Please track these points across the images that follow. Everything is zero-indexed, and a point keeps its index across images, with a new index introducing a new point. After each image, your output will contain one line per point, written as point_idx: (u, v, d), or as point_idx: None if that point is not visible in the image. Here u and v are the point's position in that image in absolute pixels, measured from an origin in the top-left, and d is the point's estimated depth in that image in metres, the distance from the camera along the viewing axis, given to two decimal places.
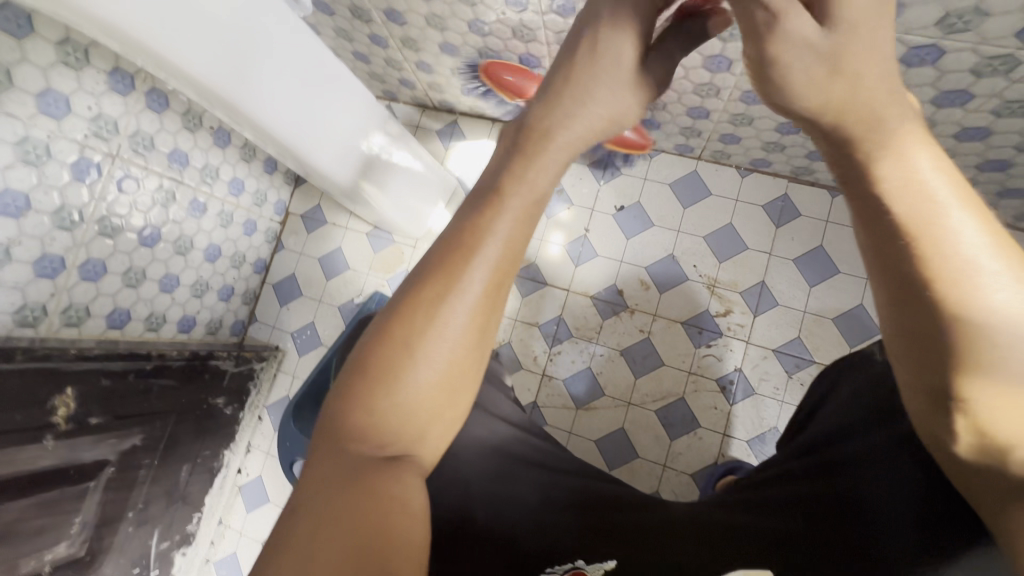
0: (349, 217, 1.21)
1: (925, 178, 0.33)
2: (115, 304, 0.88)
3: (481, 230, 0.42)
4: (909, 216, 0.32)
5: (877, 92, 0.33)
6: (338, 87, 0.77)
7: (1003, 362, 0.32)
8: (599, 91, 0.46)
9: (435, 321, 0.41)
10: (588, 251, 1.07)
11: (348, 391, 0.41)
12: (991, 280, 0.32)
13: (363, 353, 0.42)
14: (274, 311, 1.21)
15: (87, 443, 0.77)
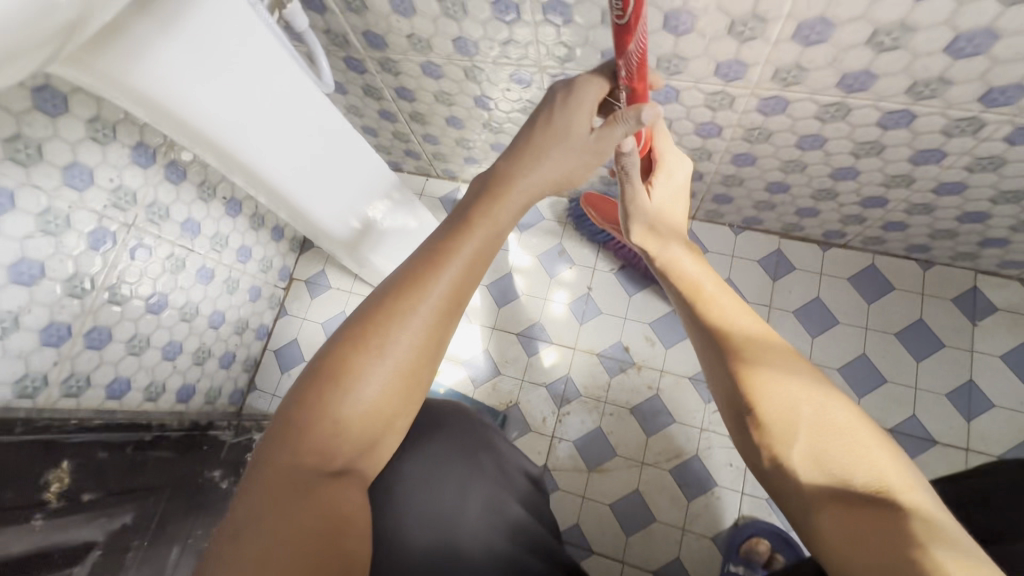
0: (354, 281, 1.23)
1: (682, 260, 0.68)
2: (116, 372, 0.87)
3: (447, 257, 0.50)
4: (676, 275, 0.66)
5: (670, 206, 0.72)
6: (354, 153, 0.80)
7: (759, 374, 0.52)
8: (557, 146, 0.57)
9: (395, 328, 0.47)
10: (592, 308, 1.08)
11: (303, 394, 0.46)
12: (727, 301, 0.61)
13: (324, 354, 0.47)
14: (275, 378, 1.18)
15: (78, 521, 0.70)
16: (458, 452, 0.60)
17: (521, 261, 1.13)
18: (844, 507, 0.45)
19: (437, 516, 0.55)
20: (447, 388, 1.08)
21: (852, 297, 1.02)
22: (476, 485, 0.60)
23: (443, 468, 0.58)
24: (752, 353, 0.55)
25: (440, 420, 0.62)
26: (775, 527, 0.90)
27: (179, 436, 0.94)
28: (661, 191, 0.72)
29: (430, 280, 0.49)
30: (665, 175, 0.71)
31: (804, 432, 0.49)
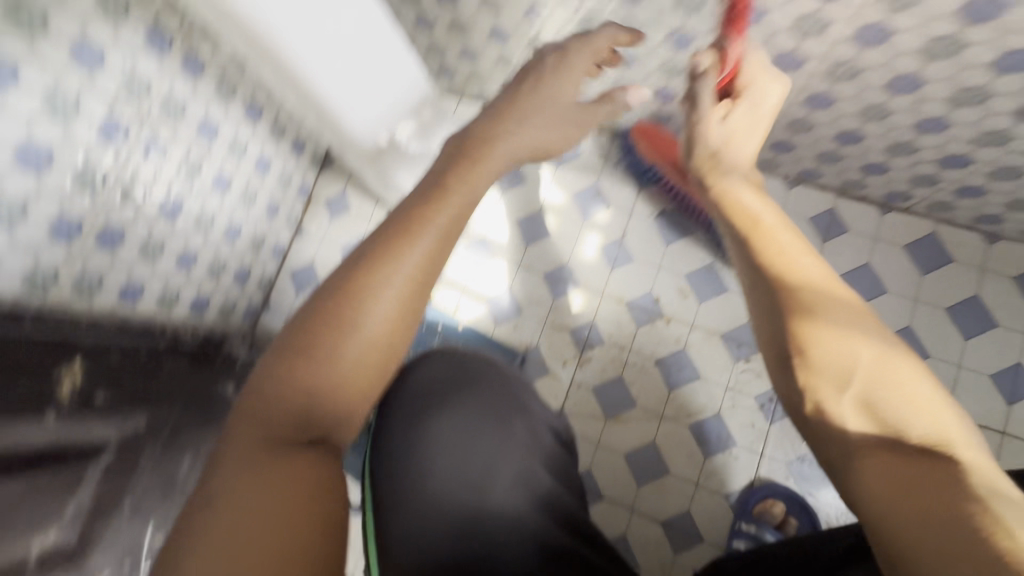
0: (375, 207, 1.17)
1: (744, 197, 0.65)
2: (129, 276, 0.83)
3: (422, 221, 0.49)
4: (737, 213, 0.64)
5: (741, 137, 0.67)
6: (393, 57, 0.72)
7: (817, 324, 0.55)
8: (537, 116, 0.58)
9: (369, 295, 0.45)
10: (625, 255, 1.03)
11: (266, 370, 0.44)
12: (790, 245, 0.61)
13: (294, 328, 0.45)
14: (289, 299, 1.15)
15: (92, 421, 0.72)
16: (476, 409, 0.57)
17: (554, 198, 1.06)
18: (883, 450, 0.49)
19: (448, 474, 0.53)
20: (467, 324, 1.04)
21: (906, 266, 0.95)
22: (496, 444, 0.56)
23: (455, 426, 0.56)
24: (813, 304, 0.56)
25: (456, 376, 0.59)
26: (791, 491, 0.89)
27: (192, 347, 0.95)
28: (741, 118, 0.66)
29: (404, 248, 0.47)
30: (749, 104, 0.65)
31: (859, 383, 0.53)
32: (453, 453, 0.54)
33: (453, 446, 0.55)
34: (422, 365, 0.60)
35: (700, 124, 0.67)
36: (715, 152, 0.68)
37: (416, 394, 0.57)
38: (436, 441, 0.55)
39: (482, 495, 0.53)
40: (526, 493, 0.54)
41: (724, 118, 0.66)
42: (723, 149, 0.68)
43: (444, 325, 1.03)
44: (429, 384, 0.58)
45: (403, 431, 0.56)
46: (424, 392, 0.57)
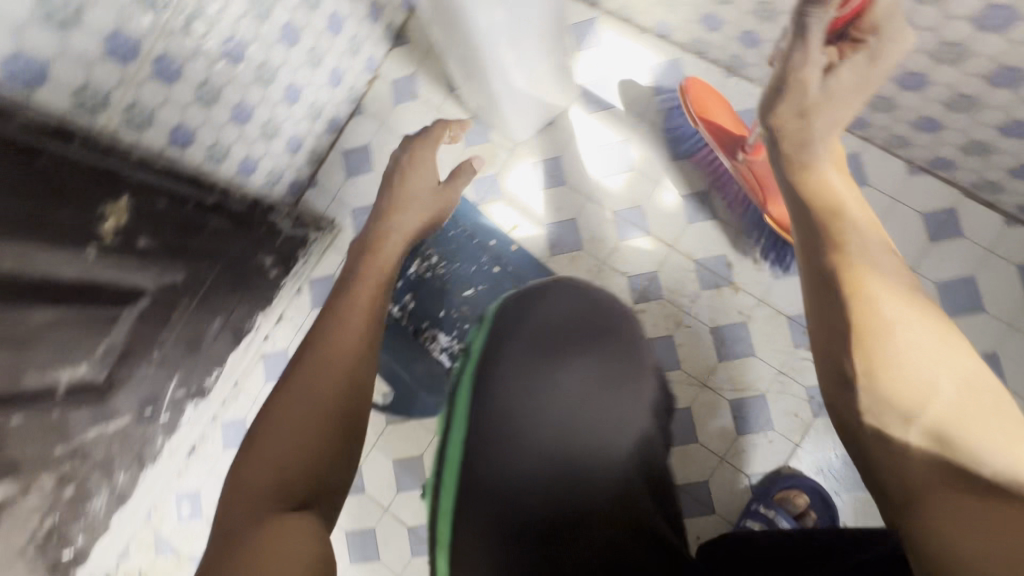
0: (445, 98, 1.05)
1: (823, 178, 0.60)
2: (182, 117, 0.74)
3: (346, 305, 0.67)
4: (815, 192, 0.60)
5: (841, 103, 0.58)
6: None
7: (883, 323, 0.52)
8: (411, 204, 0.80)
9: (320, 356, 0.62)
10: (708, 209, 0.94)
11: (255, 430, 0.58)
12: (863, 241, 0.58)
13: (261, 430, 0.57)
14: (339, 180, 1.06)
15: (130, 266, 0.71)
16: (592, 353, 0.57)
17: (642, 131, 0.98)
18: (955, 488, 0.44)
19: (553, 408, 0.55)
20: (520, 246, 0.98)
21: (1013, 288, 0.86)
22: (607, 392, 0.56)
23: (569, 367, 0.56)
24: (886, 320, 0.52)
25: (581, 317, 0.59)
26: (818, 487, 0.86)
27: (240, 209, 0.89)
28: (847, 76, 0.57)
29: (343, 321, 0.65)
30: (865, 56, 0.57)
31: (935, 413, 0.48)
32: (562, 390, 0.55)
33: (563, 385, 0.56)
34: (547, 294, 0.60)
35: (801, 72, 0.57)
36: (803, 113, 0.59)
37: (537, 325, 0.58)
38: (546, 375, 0.56)
39: (581, 436, 0.55)
40: (628, 446, 0.55)
41: (828, 72, 0.57)
42: (812, 110, 0.59)
43: (496, 242, 0.98)
44: (551, 318, 0.58)
45: (517, 357, 0.56)
46: (544, 326, 0.58)
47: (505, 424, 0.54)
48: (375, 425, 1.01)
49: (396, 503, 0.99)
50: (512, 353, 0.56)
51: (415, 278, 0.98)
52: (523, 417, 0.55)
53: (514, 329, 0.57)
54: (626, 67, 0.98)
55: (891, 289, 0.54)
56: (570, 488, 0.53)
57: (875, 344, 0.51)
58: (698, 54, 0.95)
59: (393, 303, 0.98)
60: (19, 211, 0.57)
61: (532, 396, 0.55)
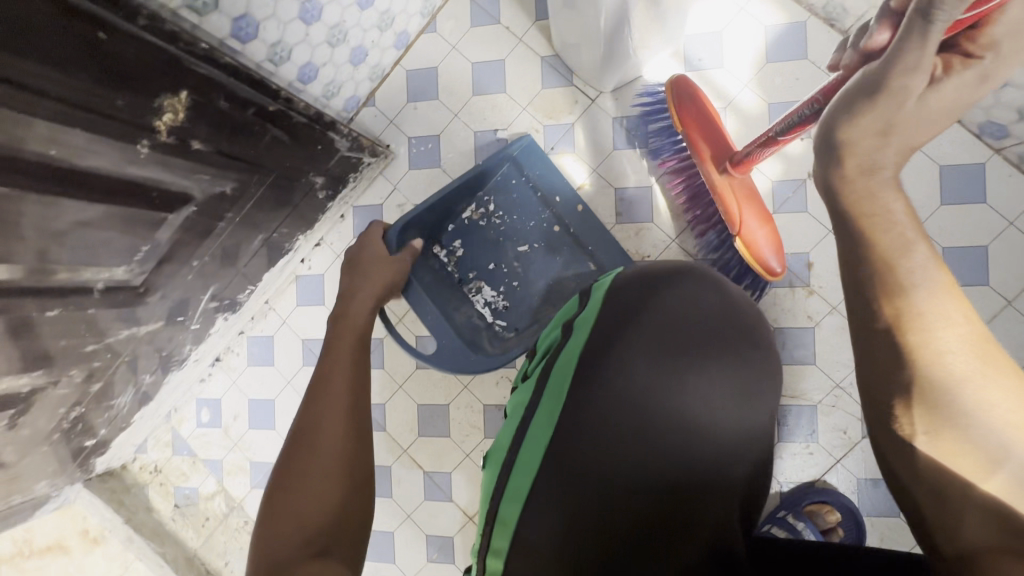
0: (529, 27, 0.94)
1: (890, 208, 0.45)
2: (247, 7, 0.65)
3: (338, 354, 0.65)
4: (869, 215, 0.44)
5: (922, 124, 0.43)
6: None
7: (948, 379, 0.43)
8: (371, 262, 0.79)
9: (321, 405, 0.60)
10: (798, 200, 0.85)
11: (274, 486, 0.56)
12: (929, 271, 0.44)
13: (275, 477, 0.57)
14: (399, 103, 0.98)
15: (181, 168, 0.65)
16: (717, 356, 0.54)
17: (744, 100, 0.87)
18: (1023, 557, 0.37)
19: (664, 399, 0.52)
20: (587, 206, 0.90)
21: None
22: (723, 399, 0.53)
23: (691, 362, 0.53)
24: (955, 375, 0.42)
25: (711, 315, 0.55)
26: (852, 505, 0.83)
27: (301, 121, 0.80)
28: (951, 95, 0.42)
29: (336, 373, 0.63)
30: (976, 75, 0.41)
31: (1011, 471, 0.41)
32: (678, 381, 0.52)
33: (682, 379, 0.52)
34: (684, 286, 0.56)
35: (907, 75, 0.41)
36: (887, 127, 0.43)
37: (669, 315, 0.55)
38: (664, 365, 0.52)
39: (687, 435, 0.51)
40: (731, 458, 0.52)
41: (930, 84, 0.42)
42: (898, 124, 0.43)
43: (561, 198, 0.90)
44: (682, 309, 0.55)
45: (639, 340, 0.53)
46: (672, 316, 0.55)
47: (613, 403, 0.51)
48: (405, 366, 0.99)
49: (415, 446, 0.98)
50: (635, 334, 0.54)
51: (468, 224, 0.93)
52: (630, 401, 0.52)
53: (641, 310, 0.55)
54: (739, 22, 0.87)
55: (964, 334, 0.43)
56: (663, 485, 0.50)
57: (938, 400, 0.43)
58: (827, 20, 0.83)
59: (442, 247, 0.93)
60: (70, 89, 0.51)
61: (646, 382, 0.52)
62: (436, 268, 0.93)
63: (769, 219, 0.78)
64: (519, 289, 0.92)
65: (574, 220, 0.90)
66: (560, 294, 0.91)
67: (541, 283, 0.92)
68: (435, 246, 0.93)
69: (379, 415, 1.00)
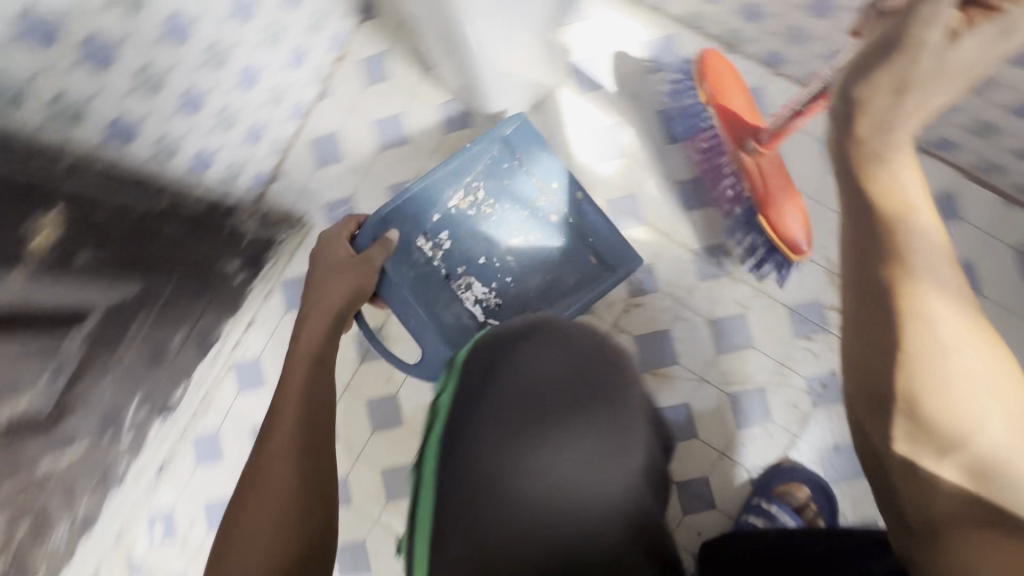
0: (421, 78, 0.96)
1: (902, 170, 0.42)
2: (120, 109, 0.64)
3: (291, 385, 0.63)
4: (885, 197, 0.42)
5: (964, 72, 0.40)
6: None
7: (939, 343, 0.40)
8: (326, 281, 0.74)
9: (274, 444, 0.58)
10: (704, 196, 0.90)
11: (228, 531, 0.54)
12: (925, 233, 0.42)
13: (228, 519, 0.55)
14: (306, 172, 0.98)
15: (69, 285, 0.62)
16: (571, 413, 0.51)
17: (636, 113, 0.92)
18: (991, 525, 0.40)
19: (520, 474, 0.50)
20: (585, 195, 0.88)
21: (1011, 270, 0.85)
22: (582, 456, 0.50)
23: (540, 424, 0.51)
24: (941, 345, 0.40)
25: (556, 372, 0.52)
26: (819, 477, 0.85)
27: (195, 212, 0.79)
28: (973, 51, 0.39)
29: (286, 406, 0.61)
30: (996, 29, 0.40)
31: (986, 439, 0.40)
32: (536, 452, 0.50)
33: (533, 450, 0.50)
34: (526, 346, 0.54)
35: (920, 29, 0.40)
36: (902, 85, 0.40)
37: (512, 386, 0.52)
38: (512, 440, 0.50)
39: (549, 492, 0.49)
40: (607, 503, 0.49)
41: (952, 38, 0.40)
42: (917, 84, 0.40)
43: (557, 185, 0.86)
44: (527, 376, 0.52)
45: (485, 417, 0.51)
46: (516, 386, 0.52)
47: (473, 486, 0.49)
48: (362, 433, 0.96)
49: (386, 513, 0.94)
50: (478, 414, 0.51)
51: (456, 215, 0.86)
52: (489, 478, 0.49)
53: (486, 383, 0.52)
54: (617, 43, 0.91)
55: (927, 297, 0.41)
56: (534, 540, 0.48)
57: (924, 374, 0.40)
58: (694, 28, 0.89)
59: (427, 240, 0.86)
60: None
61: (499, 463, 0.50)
62: (421, 261, 0.85)
63: (795, 197, 0.78)
64: (512, 285, 0.87)
65: (575, 211, 0.87)
66: (558, 287, 0.87)
67: (537, 279, 0.87)
68: (418, 239, 0.85)
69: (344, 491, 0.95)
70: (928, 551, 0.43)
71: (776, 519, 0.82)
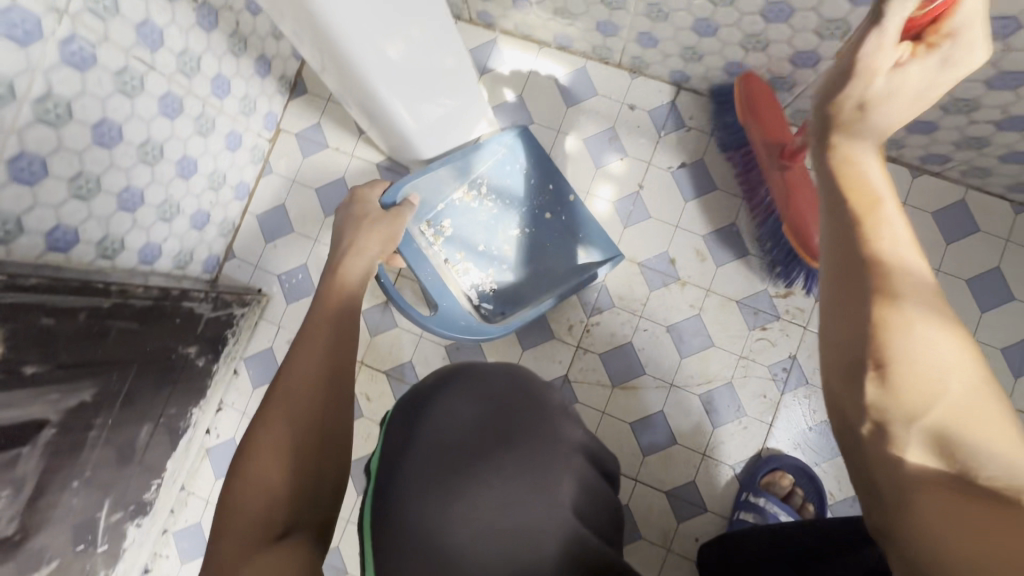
0: (356, 142, 1.00)
1: (862, 157, 0.42)
2: (57, 219, 0.67)
3: (322, 317, 0.59)
4: (846, 176, 0.41)
5: (911, 97, 0.42)
6: (417, 23, 0.62)
7: (909, 320, 0.37)
8: (359, 234, 0.72)
9: (300, 374, 0.53)
10: (640, 210, 0.94)
11: (246, 449, 0.50)
12: (893, 218, 0.39)
13: (245, 436, 0.51)
14: (258, 248, 1.00)
15: (22, 398, 0.60)
16: (507, 450, 0.47)
17: (563, 144, 0.97)
18: (964, 494, 0.34)
19: (457, 534, 0.43)
20: (578, 197, 0.93)
21: (932, 234, 0.90)
22: (523, 495, 0.46)
23: (476, 467, 0.46)
24: (905, 316, 0.37)
25: (484, 418, 0.49)
26: (799, 462, 0.87)
27: (145, 303, 0.76)
28: (917, 80, 0.41)
29: (316, 334, 0.57)
30: (939, 60, 0.41)
31: (943, 411, 0.36)
32: (472, 507, 0.44)
33: (467, 502, 0.44)
34: (457, 396, 0.50)
35: (874, 55, 0.40)
36: (862, 103, 0.41)
37: (440, 437, 0.47)
38: (448, 497, 0.44)
39: (496, 543, 0.44)
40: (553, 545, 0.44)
41: (897, 66, 0.41)
42: (873, 105, 0.41)
43: (555, 186, 0.93)
44: (456, 419, 0.48)
45: (416, 469, 0.46)
46: (448, 438, 0.47)
47: (411, 557, 0.43)
48: (348, 499, 0.94)
49: None
50: (409, 473, 0.46)
51: (459, 203, 0.94)
52: (428, 544, 0.43)
53: (418, 436, 0.47)
54: (536, 83, 0.97)
55: (890, 269, 0.38)
56: None
57: (892, 348, 0.37)
58: (602, 60, 0.95)
59: (429, 226, 0.93)
60: None
61: (438, 526, 0.43)
62: (424, 246, 0.93)
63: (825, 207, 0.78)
64: (507, 274, 0.94)
65: (569, 210, 0.92)
66: (549, 277, 0.94)
67: (529, 267, 0.94)
68: (421, 226, 0.93)
69: (337, 561, 0.93)
70: (890, 533, 0.37)
71: (765, 512, 0.83)
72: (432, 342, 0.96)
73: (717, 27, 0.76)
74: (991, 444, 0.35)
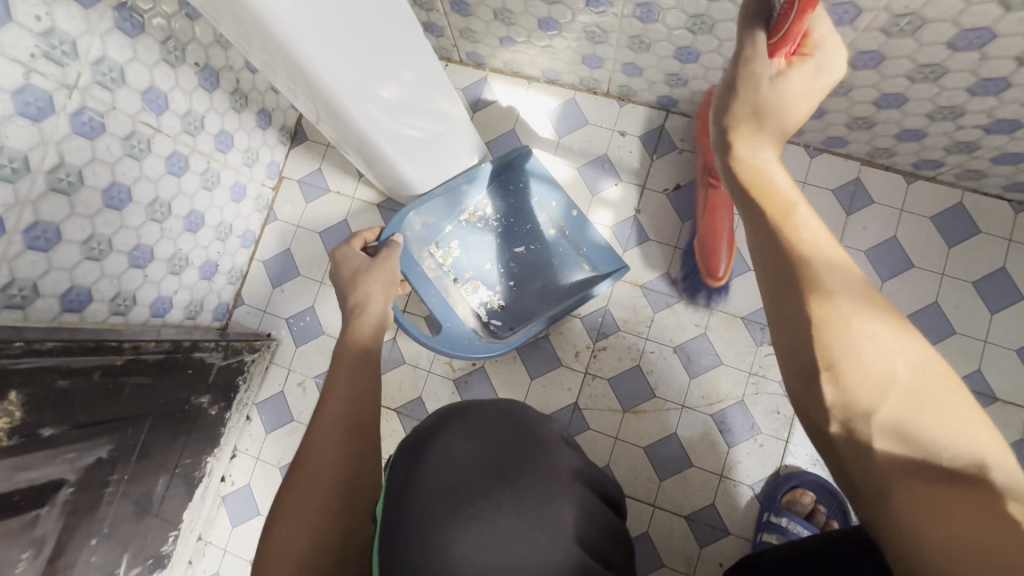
0: (357, 184, 1.03)
1: (762, 160, 0.48)
2: (72, 282, 0.69)
3: (341, 374, 0.60)
4: (757, 184, 0.46)
5: (796, 99, 0.47)
6: (405, 67, 0.65)
7: (845, 316, 0.39)
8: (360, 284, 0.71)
9: (325, 435, 0.54)
10: (638, 233, 0.95)
11: (279, 513, 0.51)
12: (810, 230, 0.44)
13: (275, 501, 0.52)
14: (265, 293, 1.02)
15: (40, 460, 0.61)
16: (509, 484, 0.48)
17: (558, 173, 0.99)
18: (926, 480, 0.35)
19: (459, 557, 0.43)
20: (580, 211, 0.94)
21: (934, 238, 0.90)
22: (524, 531, 0.45)
23: (479, 499, 0.47)
24: (844, 319, 0.39)
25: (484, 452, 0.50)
26: (819, 479, 0.85)
27: (157, 358, 0.77)
28: (797, 86, 0.46)
29: (335, 393, 0.58)
30: (812, 68, 0.46)
31: (895, 404, 0.37)
32: (474, 535, 0.44)
33: (466, 528, 0.45)
34: (460, 430, 0.52)
35: (754, 63, 0.46)
36: (755, 110, 0.47)
37: (442, 471, 0.48)
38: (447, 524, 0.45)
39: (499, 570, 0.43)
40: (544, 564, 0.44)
41: (778, 75, 0.46)
42: (765, 111, 0.47)
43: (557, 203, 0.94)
44: (455, 455, 0.49)
45: (429, 491, 0.47)
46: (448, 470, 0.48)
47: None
48: None
49: None
50: (414, 504, 0.47)
51: (467, 224, 0.96)
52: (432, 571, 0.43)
53: (423, 468, 0.49)
54: (528, 116, 1.00)
55: (815, 269, 0.41)
56: None
57: (831, 347, 0.39)
58: (591, 90, 0.98)
59: (437, 249, 0.95)
60: None
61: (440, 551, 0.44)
62: (432, 268, 0.94)
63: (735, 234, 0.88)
64: (512, 289, 0.96)
65: (565, 228, 0.94)
66: (552, 292, 0.94)
67: (535, 283, 0.95)
68: (431, 247, 0.95)
69: None
70: (878, 523, 0.37)
71: (789, 533, 0.81)
72: (441, 376, 0.96)
73: (698, 53, 0.78)
74: (950, 432, 0.36)
